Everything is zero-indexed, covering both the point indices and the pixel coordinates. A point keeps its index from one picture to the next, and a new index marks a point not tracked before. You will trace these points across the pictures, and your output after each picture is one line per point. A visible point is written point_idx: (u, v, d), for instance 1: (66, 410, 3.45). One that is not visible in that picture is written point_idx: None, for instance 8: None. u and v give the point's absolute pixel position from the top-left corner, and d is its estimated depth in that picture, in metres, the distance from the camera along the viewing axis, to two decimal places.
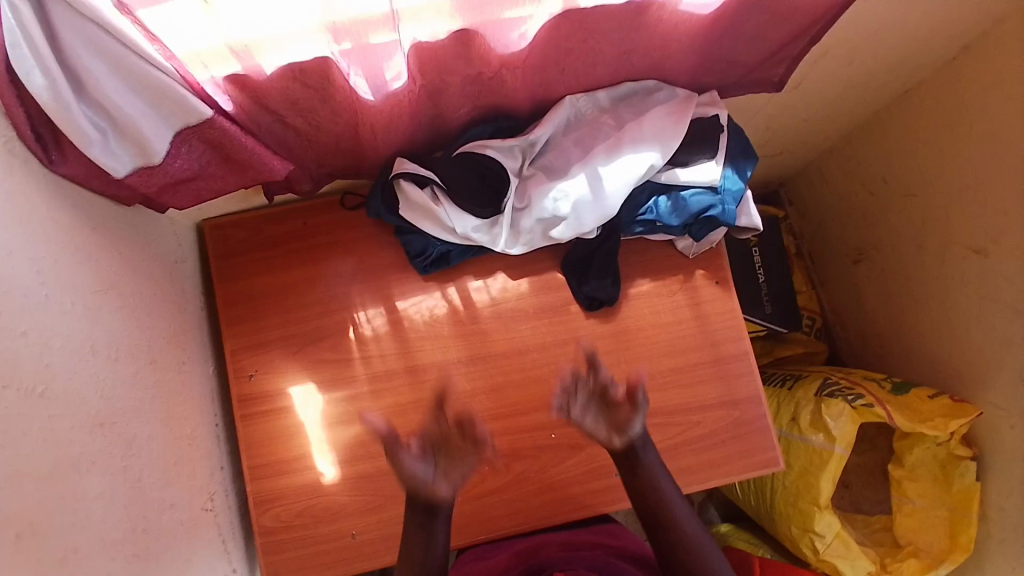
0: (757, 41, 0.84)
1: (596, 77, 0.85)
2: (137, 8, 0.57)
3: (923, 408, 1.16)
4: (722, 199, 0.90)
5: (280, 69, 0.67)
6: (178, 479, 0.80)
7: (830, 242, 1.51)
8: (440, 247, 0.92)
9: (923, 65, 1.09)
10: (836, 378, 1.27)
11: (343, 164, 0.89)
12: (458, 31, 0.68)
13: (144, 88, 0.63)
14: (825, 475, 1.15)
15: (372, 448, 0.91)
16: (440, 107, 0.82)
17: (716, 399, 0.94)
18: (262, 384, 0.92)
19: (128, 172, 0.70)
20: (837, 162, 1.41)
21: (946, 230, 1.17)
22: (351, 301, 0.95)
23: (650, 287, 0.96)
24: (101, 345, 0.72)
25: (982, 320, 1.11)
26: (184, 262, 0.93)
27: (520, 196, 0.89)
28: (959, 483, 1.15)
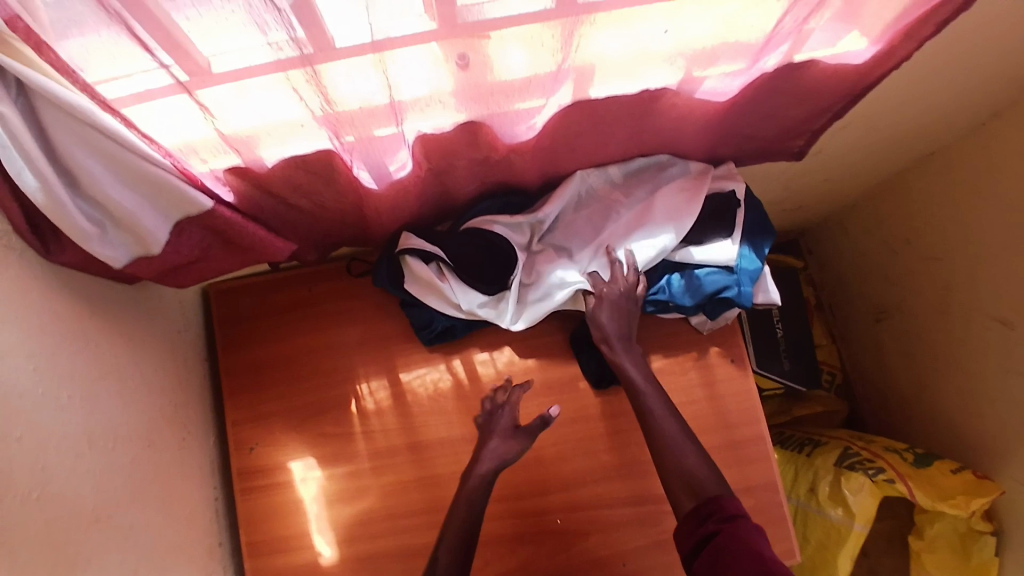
0: (775, 120, 0.82)
1: (608, 154, 0.83)
2: (124, 106, 0.56)
3: (944, 483, 1.09)
4: (738, 279, 0.87)
5: (282, 160, 0.66)
6: (175, 566, 0.77)
7: (851, 297, 1.46)
8: (445, 322, 0.90)
9: (952, 128, 1.05)
10: (857, 446, 1.22)
11: (350, 235, 0.88)
12: (464, 122, 0.67)
13: (142, 183, 0.62)
14: (844, 552, 1.11)
15: (372, 528, 0.88)
16: (448, 185, 0.80)
17: (731, 484, 0.90)
18: (263, 457, 0.91)
19: (127, 262, 0.69)
20: (859, 217, 1.36)
21: (974, 298, 1.11)
22: (355, 373, 0.93)
23: (662, 364, 0.93)
24: (100, 435, 0.70)
25: (1011, 396, 1.06)
26: (187, 331, 0.92)
27: (528, 270, 0.88)
28: (978, 558, 1.09)
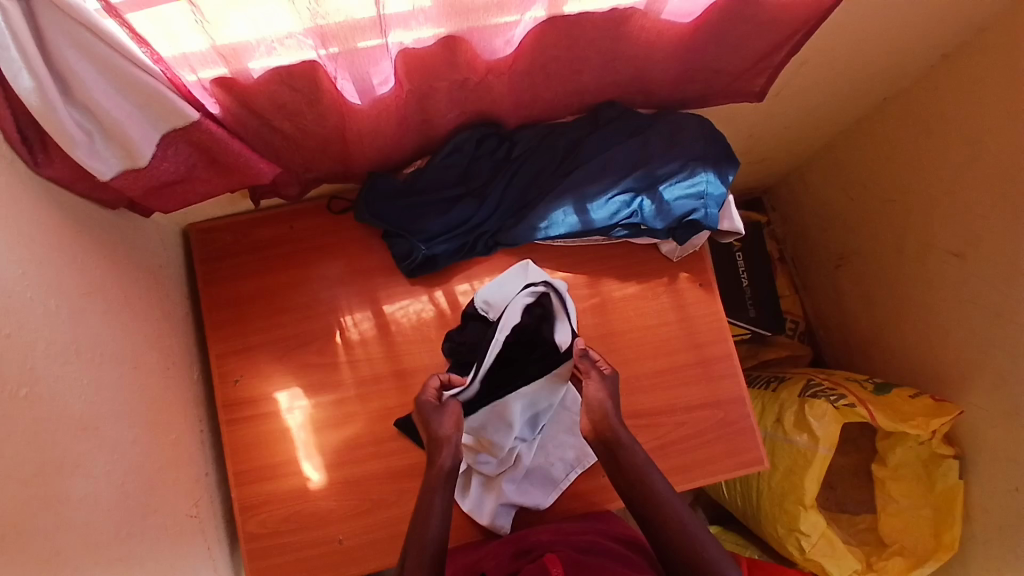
0: (738, 53, 0.87)
1: (581, 85, 0.87)
2: (126, 12, 0.57)
3: (905, 409, 1.16)
4: (705, 203, 0.92)
5: (267, 71, 0.67)
6: (162, 484, 0.78)
7: (812, 248, 1.54)
8: (426, 250, 0.92)
9: (903, 73, 1.11)
10: (819, 379, 1.29)
11: (331, 169, 0.90)
12: (444, 36, 0.70)
13: (131, 90, 0.63)
14: (809, 475, 1.16)
15: (359, 452, 0.91)
16: (429, 112, 0.83)
17: (700, 400, 0.96)
18: (247, 388, 0.92)
19: (113, 175, 0.70)
20: (818, 169, 1.44)
21: (925, 234, 1.17)
22: (339, 305, 0.95)
23: (635, 291, 0.98)
24: (85, 347, 0.70)
25: (962, 327, 1.12)
26: (168, 266, 0.93)
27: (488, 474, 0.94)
28: (942, 483, 1.15)
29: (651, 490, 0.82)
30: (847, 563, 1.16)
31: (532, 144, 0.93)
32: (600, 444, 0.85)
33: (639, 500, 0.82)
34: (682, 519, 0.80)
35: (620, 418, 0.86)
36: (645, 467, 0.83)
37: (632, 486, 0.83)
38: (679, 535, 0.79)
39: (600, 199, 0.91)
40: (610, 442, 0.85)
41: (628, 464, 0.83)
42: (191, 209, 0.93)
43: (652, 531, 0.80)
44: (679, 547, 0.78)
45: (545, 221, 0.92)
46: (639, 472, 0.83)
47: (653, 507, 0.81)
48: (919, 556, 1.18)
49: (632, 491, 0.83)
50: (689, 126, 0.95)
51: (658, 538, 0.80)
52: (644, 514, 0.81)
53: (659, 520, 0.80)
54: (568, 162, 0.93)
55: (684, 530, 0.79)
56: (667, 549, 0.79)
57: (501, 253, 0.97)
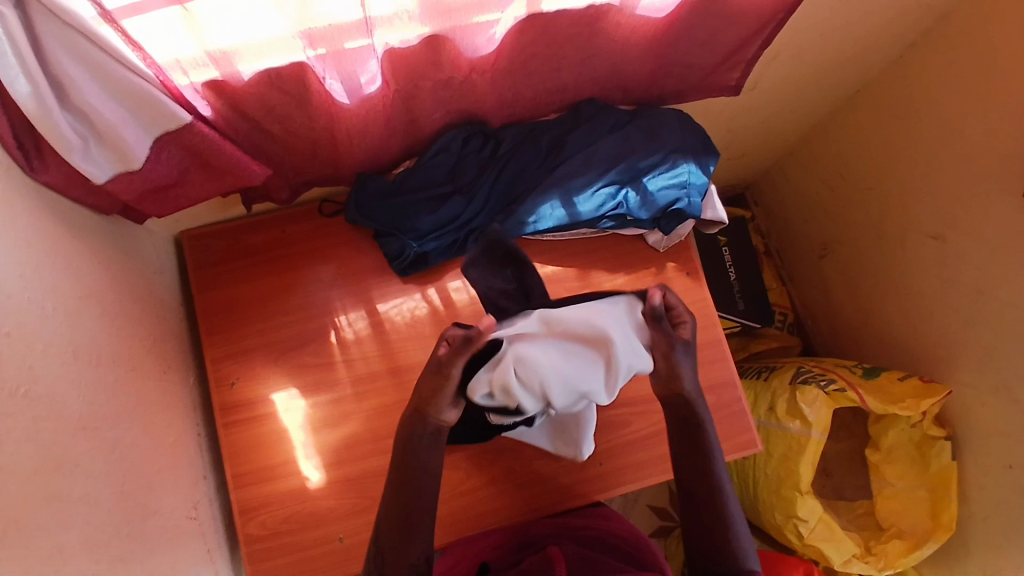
0: (712, 47, 0.90)
1: (561, 82, 0.90)
2: (122, 18, 0.58)
3: (893, 390, 1.18)
4: (688, 193, 0.95)
5: (257, 74, 0.69)
6: (161, 487, 0.79)
7: (796, 240, 1.57)
8: (418, 248, 0.94)
9: (873, 64, 1.15)
10: (809, 366, 1.32)
11: (321, 172, 0.92)
12: (428, 35, 0.72)
13: (125, 94, 0.65)
14: (803, 461, 1.18)
15: (357, 450, 0.92)
16: (414, 112, 0.86)
17: None
18: (244, 391, 0.93)
19: (108, 179, 0.71)
20: (798, 163, 1.48)
21: (904, 218, 1.20)
22: (333, 305, 0.97)
23: (623, 281, 1.01)
24: (83, 349, 0.70)
25: (944, 306, 1.15)
26: (161, 273, 0.94)
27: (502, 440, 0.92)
28: (937, 464, 1.16)
29: (713, 478, 0.78)
30: (846, 546, 1.17)
31: (516, 141, 0.96)
32: (674, 419, 0.82)
33: (699, 484, 0.78)
34: (731, 512, 0.77)
35: (700, 395, 0.81)
36: (714, 453, 0.80)
37: (692, 459, 0.80)
38: (724, 531, 0.75)
39: (585, 191, 0.94)
40: (687, 419, 0.81)
41: (697, 445, 0.80)
42: (183, 215, 0.94)
43: (697, 511, 0.77)
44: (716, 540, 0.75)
45: (533, 216, 0.94)
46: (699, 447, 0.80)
47: (710, 492, 0.77)
48: (918, 537, 1.18)
49: (691, 472, 0.79)
50: (668, 119, 0.98)
51: (701, 527, 0.77)
52: (698, 500, 0.78)
53: (711, 506, 0.77)
54: (553, 157, 0.95)
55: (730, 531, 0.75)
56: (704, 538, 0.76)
57: None
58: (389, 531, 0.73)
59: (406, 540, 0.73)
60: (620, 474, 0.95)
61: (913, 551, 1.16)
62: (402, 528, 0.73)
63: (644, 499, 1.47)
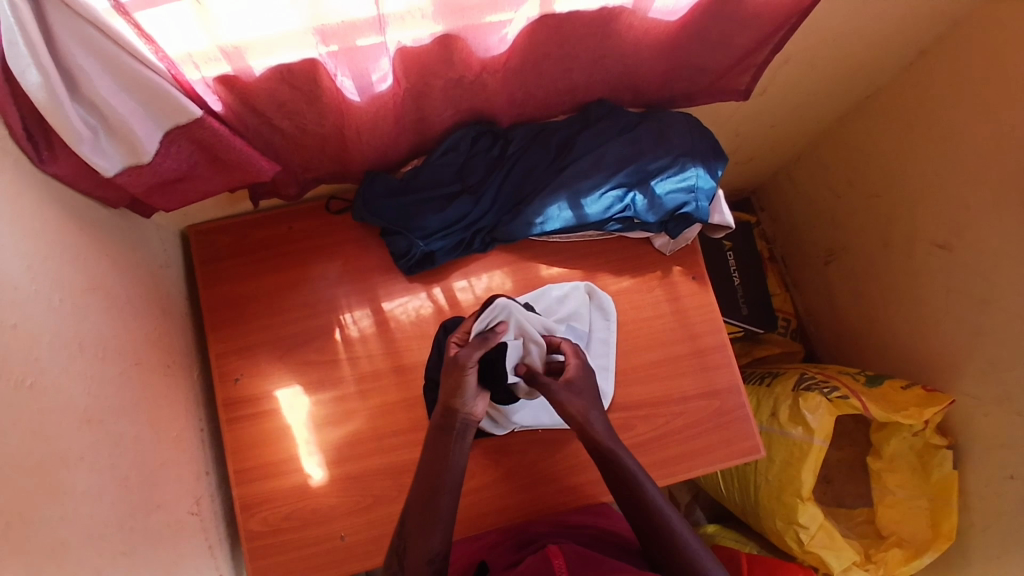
0: (723, 51, 0.90)
1: (571, 83, 0.90)
2: (134, 11, 0.58)
3: (896, 398, 1.18)
4: (696, 197, 0.95)
5: (269, 70, 0.69)
6: (164, 481, 0.79)
7: (801, 246, 1.57)
8: (424, 247, 0.94)
9: (882, 70, 1.15)
10: (812, 373, 1.31)
11: (329, 170, 0.92)
12: (440, 34, 0.72)
13: (136, 87, 0.64)
14: (805, 467, 1.17)
15: (360, 448, 0.92)
16: (424, 110, 0.86)
17: (696, 390, 0.97)
18: (248, 387, 0.93)
19: (117, 172, 0.71)
20: (804, 168, 1.47)
21: (910, 226, 1.20)
22: (338, 303, 0.97)
23: (630, 284, 1.00)
24: (89, 342, 0.70)
25: (949, 315, 1.15)
26: (167, 267, 0.94)
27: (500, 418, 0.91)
28: (937, 473, 1.16)
29: (646, 502, 0.77)
30: (846, 554, 1.16)
31: (525, 142, 0.96)
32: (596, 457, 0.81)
33: (638, 516, 0.77)
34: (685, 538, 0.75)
35: (611, 431, 0.82)
36: (642, 480, 0.78)
37: (621, 491, 0.78)
38: (677, 557, 0.74)
39: (593, 193, 0.94)
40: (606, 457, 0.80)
41: (623, 475, 0.78)
42: (191, 210, 0.94)
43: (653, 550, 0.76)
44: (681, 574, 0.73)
45: (540, 217, 0.94)
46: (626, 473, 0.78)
47: (650, 522, 0.76)
48: (918, 546, 1.18)
49: (632, 507, 0.78)
50: (677, 122, 0.98)
51: (659, 559, 0.75)
52: (646, 531, 0.76)
53: (661, 540, 0.75)
54: (561, 159, 0.95)
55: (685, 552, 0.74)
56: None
57: (498, 250, 0.99)
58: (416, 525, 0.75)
59: (433, 525, 0.75)
60: None
61: (913, 560, 1.16)
62: (428, 513, 0.75)
63: None
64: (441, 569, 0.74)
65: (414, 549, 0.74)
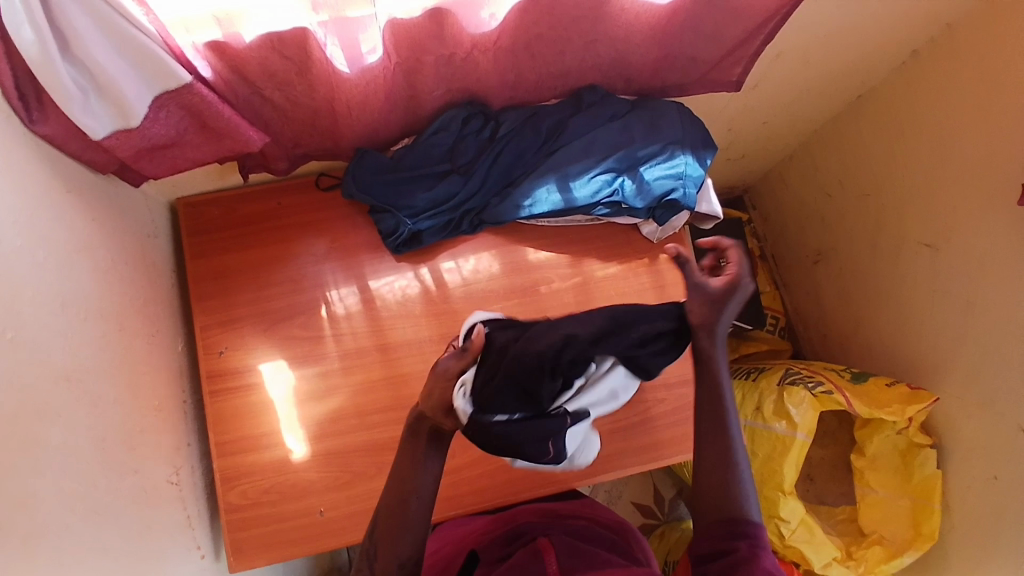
0: (714, 40, 0.90)
1: (564, 66, 0.91)
2: None
3: (881, 395, 1.18)
4: (683, 183, 0.97)
5: (260, 38, 0.69)
6: (142, 449, 0.78)
7: (791, 245, 1.58)
8: (411, 226, 0.95)
9: (875, 69, 1.15)
10: (797, 369, 1.32)
11: (320, 145, 0.93)
12: (432, 9, 0.72)
13: (127, 49, 0.64)
14: (788, 461, 1.18)
15: (341, 424, 0.92)
16: (416, 87, 0.86)
17: (679, 377, 0.98)
18: (231, 360, 0.93)
19: (107, 135, 0.72)
20: (796, 168, 1.48)
21: (898, 225, 1.21)
22: (324, 280, 0.97)
23: (617, 271, 1.01)
24: (71, 302, 0.70)
25: (935, 313, 1.15)
26: (155, 238, 0.94)
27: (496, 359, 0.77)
28: (920, 473, 1.16)
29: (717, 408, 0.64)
30: (825, 550, 1.17)
31: (516, 125, 0.96)
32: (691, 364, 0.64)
33: (708, 434, 0.65)
34: (739, 474, 0.63)
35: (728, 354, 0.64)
36: (724, 380, 0.64)
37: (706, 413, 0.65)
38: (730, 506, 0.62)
39: (582, 177, 0.94)
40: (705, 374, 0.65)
41: (703, 378, 0.65)
42: (180, 181, 0.95)
43: (697, 447, 0.65)
44: (718, 492, 0.63)
45: (529, 199, 0.95)
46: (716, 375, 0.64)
47: (715, 439, 0.64)
48: (898, 546, 1.17)
49: (703, 402, 0.65)
50: (668, 111, 0.98)
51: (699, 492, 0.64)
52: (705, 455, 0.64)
53: (708, 438, 0.65)
54: (551, 142, 0.96)
55: (737, 486, 0.62)
56: (705, 503, 0.63)
57: (486, 232, 1.00)
58: (387, 520, 0.67)
59: (405, 528, 0.67)
60: (605, 460, 0.95)
61: (895, 560, 1.15)
62: (399, 515, 0.67)
63: (628, 496, 1.48)
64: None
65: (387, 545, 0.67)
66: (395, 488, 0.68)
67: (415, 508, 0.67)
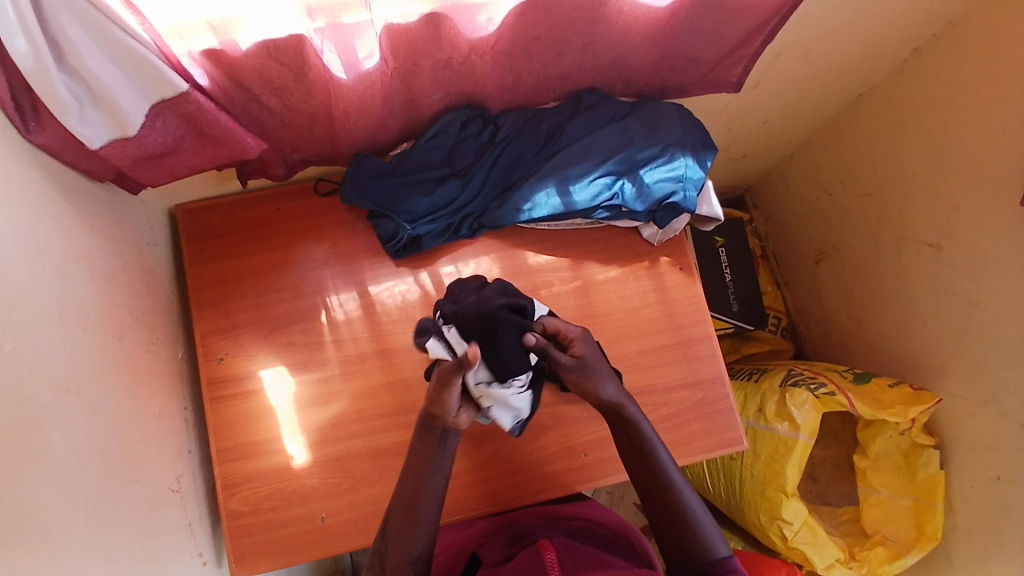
0: (714, 41, 0.90)
1: (562, 68, 0.90)
2: None
3: (883, 396, 1.18)
4: (684, 186, 0.95)
5: (256, 45, 0.69)
6: (144, 456, 0.79)
7: (793, 244, 1.57)
8: (411, 230, 0.94)
9: (876, 67, 1.15)
10: (799, 369, 1.31)
11: (318, 151, 0.93)
12: (429, 14, 0.72)
13: (122, 58, 0.64)
14: (790, 463, 1.17)
15: (342, 430, 0.92)
16: (413, 92, 0.86)
17: (681, 380, 0.98)
18: (232, 367, 0.93)
19: (103, 144, 0.71)
20: (797, 167, 1.48)
21: (901, 224, 1.20)
22: (324, 285, 0.97)
23: (618, 274, 1.01)
24: (70, 311, 0.70)
25: (938, 313, 1.15)
26: (154, 245, 0.94)
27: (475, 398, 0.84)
28: (923, 473, 1.16)
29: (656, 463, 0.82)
30: (829, 551, 1.16)
31: (514, 128, 0.96)
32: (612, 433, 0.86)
33: (652, 487, 0.82)
34: (689, 511, 0.80)
35: (627, 396, 0.86)
36: (644, 429, 0.84)
37: (644, 469, 0.83)
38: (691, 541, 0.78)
39: (582, 180, 0.94)
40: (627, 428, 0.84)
41: (634, 443, 0.84)
42: (178, 187, 0.95)
43: (654, 511, 0.81)
44: (684, 540, 0.78)
45: (529, 203, 0.94)
46: (642, 435, 0.84)
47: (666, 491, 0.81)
48: (901, 546, 1.17)
49: (648, 482, 0.82)
50: (667, 113, 0.98)
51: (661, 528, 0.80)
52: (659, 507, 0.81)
53: (663, 500, 0.81)
54: (550, 145, 0.95)
55: (698, 531, 0.78)
56: (671, 537, 0.79)
57: (486, 236, 1.00)
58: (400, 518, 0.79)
59: (413, 527, 0.78)
60: (607, 464, 0.95)
61: (896, 560, 1.16)
62: (407, 517, 0.78)
63: (630, 497, 1.47)
64: (422, 570, 0.77)
65: (398, 545, 0.77)
66: (404, 493, 0.80)
67: (423, 513, 0.79)
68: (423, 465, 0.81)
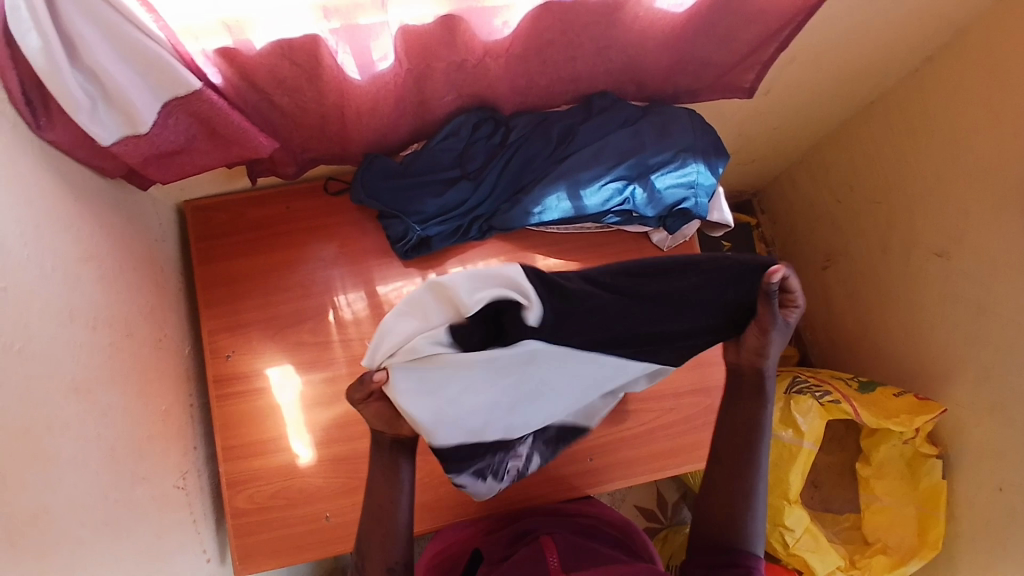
0: (729, 46, 0.89)
1: (576, 71, 0.89)
2: None
3: (890, 405, 1.18)
4: (695, 193, 0.96)
5: (270, 45, 0.68)
6: (150, 454, 0.78)
7: (800, 249, 1.56)
8: (420, 231, 0.94)
9: (889, 74, 1.14)
10: (805, 376, 1.31)
11: (329, 150, 0.92)
12: (444, 16, 0.72)
13: (135, 56, 0.63)
14: (793, 470, 1.18)
15: (349, 430, 0.92)
16: (425, 93, 0.85)
17: (688, 386, 0.99)
18: (238, 365, 0.93)
19: (114, 142, 0.71)
20: (806, 172, 1.47)
21: (911, 232, 1.19)
22: (332, 285, 0.97)
23: None
24: (79, 311, 0.70)
25: (945, 322, 1.14)
26: (162, 242, 0.93)
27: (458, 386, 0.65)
28: (926, 481, 1.16)
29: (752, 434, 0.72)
30: (831, 559, 1.17)
31: (526, 130, 0.95)
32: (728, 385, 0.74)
33: (731, 452, 0.73)
34: (753, 496, 0.72)
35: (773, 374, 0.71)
36: (767, 397, 0.72)
37: (732, 431, 0.73)
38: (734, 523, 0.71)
39: (593, 185, 0.93)
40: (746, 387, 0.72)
41: (743, 402, 0.72)
42: (187, 184, 0.94)
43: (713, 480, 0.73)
44: (726, 521, 0.72)
45: (538, 206, 0.94)
46: (755, 402, 0.72)
47: (742, 462, 0.72)
48: (903, 554, 1.16)
49: (729, 442, 0.73)
50: (679, 117, 0.97)
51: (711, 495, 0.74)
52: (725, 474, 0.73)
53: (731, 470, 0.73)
54: (561, 149, 0.95)
55: (747, 516, 0.71)
56: (715, 508, 0.73)
57: (495, 238, 0.99)
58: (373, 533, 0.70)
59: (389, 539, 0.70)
60: (612, 469, 0.95)
61: (900, 566, 1.15)
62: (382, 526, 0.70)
63: (632, 499, 1.47)
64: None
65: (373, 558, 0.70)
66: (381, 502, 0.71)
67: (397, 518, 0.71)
68: (388, 484, 0.70)
